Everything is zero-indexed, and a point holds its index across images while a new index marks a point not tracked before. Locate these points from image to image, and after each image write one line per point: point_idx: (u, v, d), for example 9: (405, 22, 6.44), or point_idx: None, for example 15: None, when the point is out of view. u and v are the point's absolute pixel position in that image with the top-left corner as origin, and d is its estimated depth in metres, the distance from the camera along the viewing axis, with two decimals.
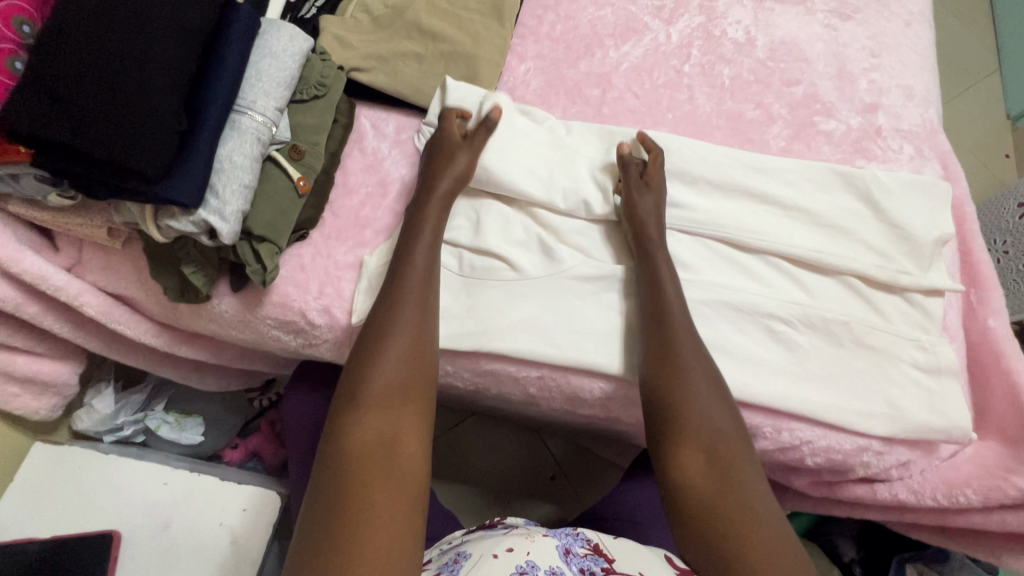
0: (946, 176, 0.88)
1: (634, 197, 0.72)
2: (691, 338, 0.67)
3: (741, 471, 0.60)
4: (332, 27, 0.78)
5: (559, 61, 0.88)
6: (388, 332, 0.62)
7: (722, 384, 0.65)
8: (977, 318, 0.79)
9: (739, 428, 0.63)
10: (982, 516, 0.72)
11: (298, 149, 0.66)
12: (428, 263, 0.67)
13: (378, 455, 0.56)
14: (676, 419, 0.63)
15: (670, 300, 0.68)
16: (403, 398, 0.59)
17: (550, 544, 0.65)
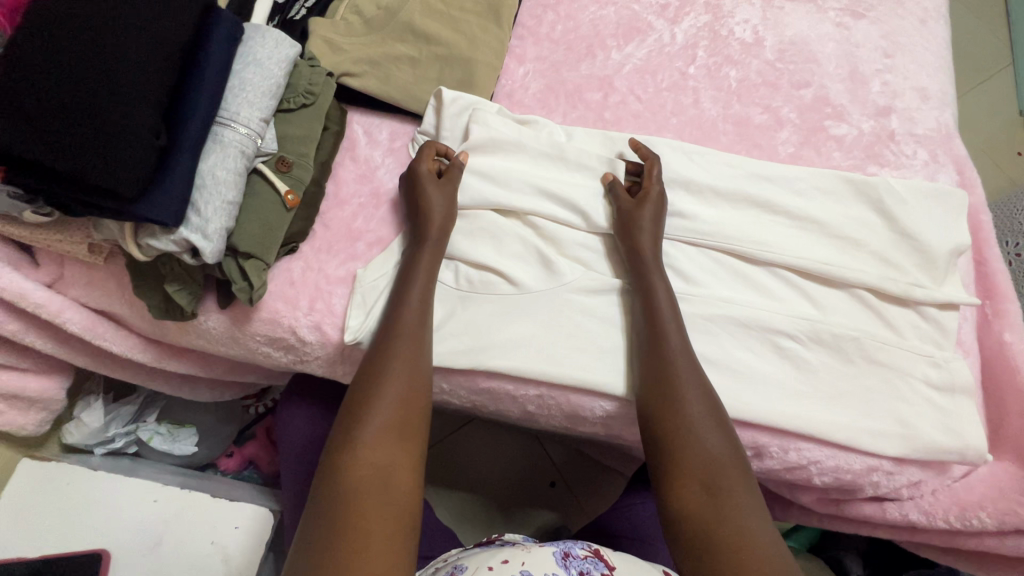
0: (962, 183, 0.84)
1: (628, 212, 0.70)
2: (691, 360, 0.64)
3: (744, 501, 0.57)
4: (322, 30, 0.75)
5: (559, 64, 0.85)
6: (386, 357, 0.61)
7: (721, 407, 0.63)
8: (993, 332, 0.77)
9: (740, 454, 0.60)
10: (995, 540, 0.70)
11: (285, 161, 0.63)
12: (427, 285, 0.65)
13: (371, 483, 0.54)
14: (675, 443, 0.61)
15: (665, 322, 0.65)
16: (399, 425, 0.58)
17: (548, 551, 0.63)
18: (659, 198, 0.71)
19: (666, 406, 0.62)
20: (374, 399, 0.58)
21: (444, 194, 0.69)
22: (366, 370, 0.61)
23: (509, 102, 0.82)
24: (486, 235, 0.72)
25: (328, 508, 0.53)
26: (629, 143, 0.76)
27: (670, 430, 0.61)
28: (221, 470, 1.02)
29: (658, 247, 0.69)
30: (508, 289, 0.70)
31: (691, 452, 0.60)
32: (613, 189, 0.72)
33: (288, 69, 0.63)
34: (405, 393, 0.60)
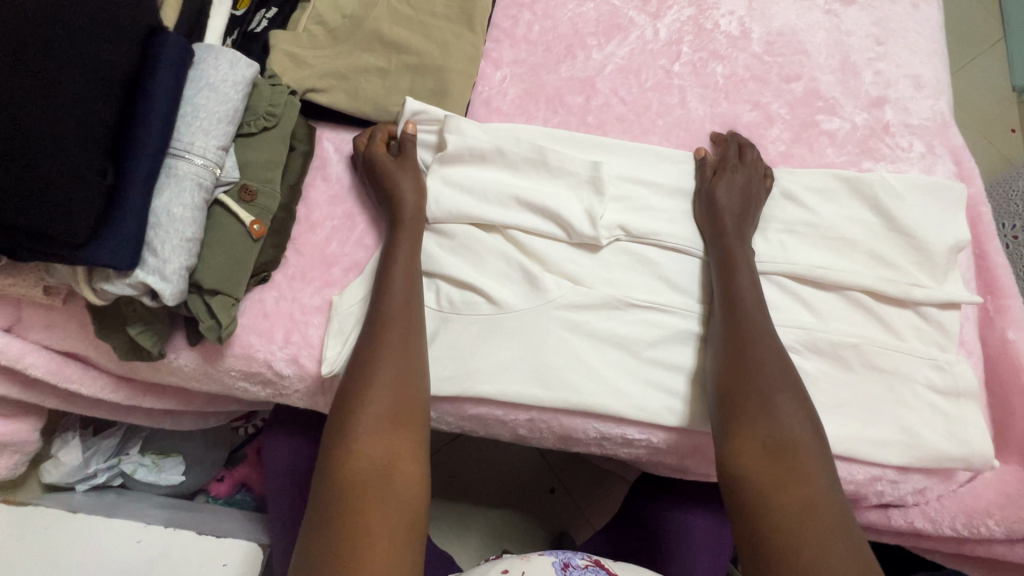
0: (959, 174, 0.82)
1: (709, 186, 0.71)
2: (766, 330, 0.62)
3: (817, 478, 0.53)
4: (284, 43, 0.70)
5: (538, 67, 0.80)
6: (375, 352, 0.58)
7: (799, 381, 0.60)
8: (995, 328, 0.75)
9: (816, 434, 0.56)
10: (1003, 547, 0.68)
11: (249, 190, 0.60)
12: (408, 282, 0.62)
13: (371, 483, 0.51)
14: (745, 403, 0.58)
15: (743, 290, 0.64)
16: (395, 416, 0.55)
17: (547, 561, 0.61)
18: (751, 173, 0.73)
19: (737, 374, 0.60)
20: (366, 397, 0.55)
21: (409, 176, 0.67)
22: (356, 366, 0.58)
23: (487, 110, 0.78)
24: (467, 253, 0.68)
25: (330, 510, 0.49)
26: (714, 135, 0.78)
27: (738, 397, 0.59)
28: (212, 495, 0.99)
29: (746, 222, 0.70)
30: (491, 310, 0.66)
31: (757, 422, 0.57)
32: (703, 164, 0.74)
33: (246, 90, 0.59)
34: (398, 387, 0.56)
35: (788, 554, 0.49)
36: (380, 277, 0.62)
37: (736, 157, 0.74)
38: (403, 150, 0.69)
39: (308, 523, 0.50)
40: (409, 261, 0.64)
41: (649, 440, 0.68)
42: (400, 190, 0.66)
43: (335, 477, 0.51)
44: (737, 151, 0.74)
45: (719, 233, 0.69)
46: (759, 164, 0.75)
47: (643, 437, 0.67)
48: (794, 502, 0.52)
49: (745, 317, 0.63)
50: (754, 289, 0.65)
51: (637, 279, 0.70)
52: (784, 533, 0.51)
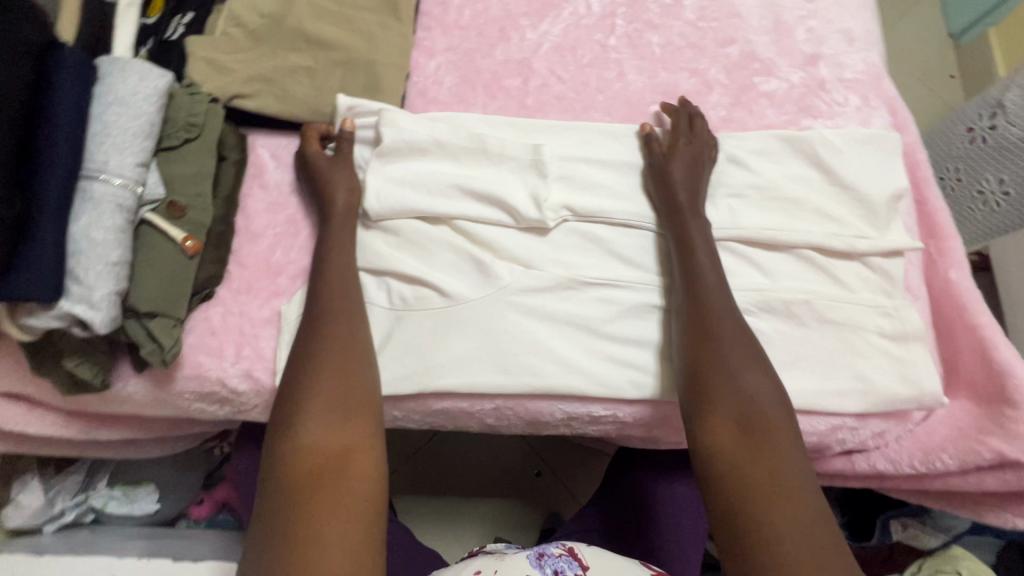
0: (894, 124, 0.84)
1: (662, 162, 0.71)
2: (727, 304, 0.63)
3: (781, 445, 0.55)
4: (201, 48, 0.67)
5: (472, 52, 0.79)
6: (319, 348, 0.58)
7: (763, 354, 0.61)
8: (938, 270, 0.78)
9: (781, 401, 0.58)
10: (959, 479, 0.69)
11: (177, 206, 0.57)
12: (343, 274, 0.63)
13: (324, 475, 0.50)
14: (708, 377, 0.59)
15: (702, 266, 0.65)
16: (344, 409, 0.55)
17: (522, 555, 0.61)
18: (700, 145, 0.73)
19: (703, 349, 0.61)
20: (314, 393, 0.55)
21: (343, 177, 0.66)
22: (300, 365, 0.57)
23: (424, 101, 0.76)
24: (415, 249, 0.67)
25: (279, 506, 0.49)
26: (664, 106, 0.77)
27: (706, 373, 0.60)
28: (193, 519, 1.00)
29: (702, 197, 0.70)
30: (442, 303, 0.65)
31: (721, 396, 0.58)
32: (650, 140, 0.73)
33: (160, 103, 0.57)
34: (348, 381, 0.57)
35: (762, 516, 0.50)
36: (318, 282, 0.62)
37: (687, 130, 0.73)
38: (339, 150, 0.68)
39: (258, 523, 0.49)
40: (343, 259, 0.64)
41: (615, 416, 0.68)
42: (333, 194, 0.65)
43: (285, 473, 0.51)
44: (687, 124, 0.74)
45: (674, 210, 0.69)
46: (705, 135, 0.74)
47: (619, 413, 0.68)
48: (766, 472, 0.53)
49: (705, 292, 0.64)
50: (714, 265, 0.65)
51: (589, 259, 0.70)
52: (757, 499, 0.51)
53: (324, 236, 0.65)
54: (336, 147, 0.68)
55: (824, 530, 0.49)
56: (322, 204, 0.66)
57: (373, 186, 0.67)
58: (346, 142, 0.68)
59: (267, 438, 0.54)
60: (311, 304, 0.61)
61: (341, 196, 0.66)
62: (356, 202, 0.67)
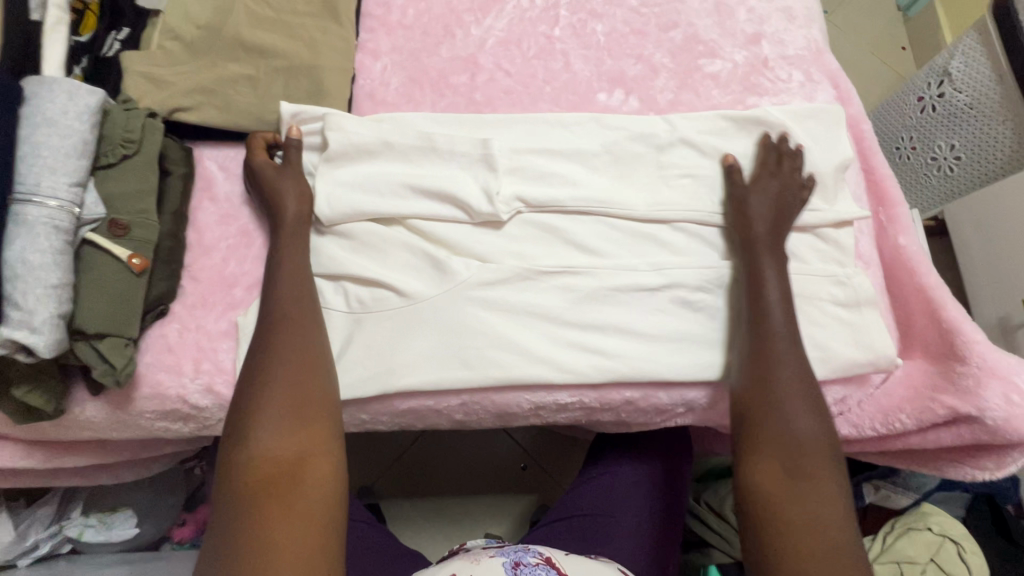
0: (838, 97, 0.86)
1: (742, 196, 0.72)
2: (794, 348, 0.65)
3: (825, 487, 0.59)
4: (137, 63, 0.66)
5: (418, 51, 0.79)
6: (275, 353, 0.59)
7: (819, 393, 0.63)
8: (889, 237, 0.79)
9: (831, 443, 0.61)
10: (918, 438, 0.70)
11: (119, 224, 0.57)
12: (296, 280, 0.63)
13: (279, 482, 0.53)
14: (765, 418, 0.62)
15: (771, 307, 0.66)
16: (298, 416, 0.56)
17: (497, 563, 0.60)
18: (786, 183, 0.73)
19: (759, 384, 0.64)
20: (269, 399, 0.56)
21: (292, 184, 0.66)
22: (254, 369, 0.58)
23: (372, 103, 0.76)
24: (370, 251, 0.68)
25: (235, 510, 0.51)
26: (759, 138, 0.77)
27: (758, 406, 0.63)
28: (176, 541, 1.00)
29: (780, 232, 0.71)
30: (401, 302, 0.66)
31: (773, 435, 0.62)
32: (732, 172, 0.74)
33: (92, 120, 0.56)
34: (304, 388, 0.58)
35: (783, 542, 0.56)
36: (270, 290, 0.62)
37: (772, 165, 0.74)
38: (286, 158, 0.67)
39: (214, 524, 0.52)
40: (295, 265, 0.64)
41: (581, 402, 0.69)
42: (282, 202, 0.65)
43: (240, 477, 0.53)
44: (774, 159, 0.75)
45: (749, 244, 0.70)
46: (795, 175, 0.74)
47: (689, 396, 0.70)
48: (799, 506, 0.58)
49: (771, 333, 0.65)
50: (782, 301, 0.66)
51: (546, 250, 0.71)
52: (779, 527, 0.57)
53: (276, 244, 0.65)
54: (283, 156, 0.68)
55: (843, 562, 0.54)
56: (271, 213, 0.66)
57: (324, 191, 0.67)
58: (292, 150, 0.67)
59: (221, 443, 0.56)
60: (264, 312, 0.61)
61: (292, 202, 0.65)
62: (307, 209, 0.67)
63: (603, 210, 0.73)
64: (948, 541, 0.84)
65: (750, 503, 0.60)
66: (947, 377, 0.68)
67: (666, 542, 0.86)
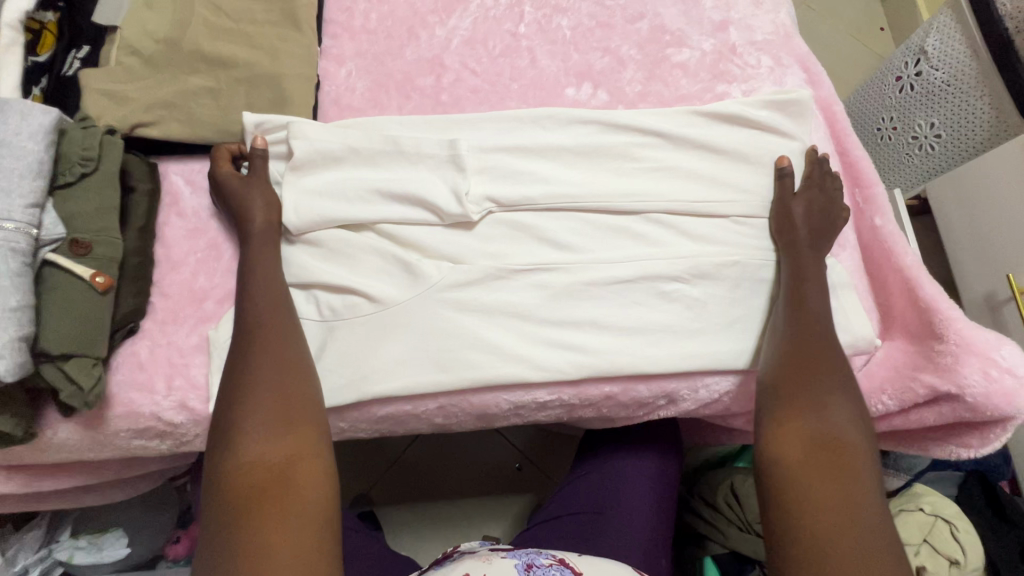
0: (809, 80, 0.85)
1: (787, 200, 0.73)
2: (831, 342, 0.66)
3: (861, 476, 0.58)
4: (96, 80, 0.66)
5: (382, 55, 0.78)
6: (251, 361, 0.58)
7: (856, 384, 0.64)
8: (865, 219, 0.79)
9: (865, 435, 0.61)
10: (901, 418, 0.70)
11: (80, 243, 0.56)
12: (272, 286, 0.62)
13: (268, 485, 0.52)
14: (800, 406, 0.63)
15: (810, 305, 0.67)
16: (284, 419, 0.56)
17: (510, 563, 0.62)
18: (831, 198, 0.75)
19: (798, 373, 0.64)
20: (248, 408, 0.55)
21: (260, 194, 0.66)
22: (232, 379, 0.57)
23: (338, 109, 0.76)
24: (340, 258, 0.67)
25: (226, 515, 0.51)
26: (807, 153, 0.78)
27: (797, 392, 0.63)
28: (172, 559, 0.97)
29: (824, 238, 0.72)
30: (373, 309, 0.65)
31: (806, 422, 0.62)
32: (784, 175, 0.75)
33: (47, 140, 0.56)
34: (287, 391, 0.57)
35: (814, 524, 0.55)
36: (243, 297, 0.61)
37: (818, 178, 0.75)
38: (252, 168, 0.66)
39: (205, 531, 0.52)
40: (271, 271, 0.64)
41: (560, 399, 0.69)
42: (248, 213, 0.65)
43: (227, 487, 0.52)
44: (821, 173, 0.76)
45: (793, 245, 0.71)
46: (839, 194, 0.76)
47: (714, 385, 0.71)
48: (831, 489, 0.57)
49: (809, 328, 0.66)
50: (822, 299, 0.67)
51: (518, 248, 0.70)
52: (809, 511, 0.56)
53: (244, 255, 0.64)
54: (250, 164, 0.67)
55: (878, 543, 0.53)
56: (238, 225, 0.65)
57: (294, 199, 0.67)
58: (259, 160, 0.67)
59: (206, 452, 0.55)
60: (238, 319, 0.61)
61: (259, 215, 0.65)
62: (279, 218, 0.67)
63: (575, 207, 0.72)
64: (940, 521, 0.84)
65: (778, 489, 0.59)
66: (927, 356, 0.68)
67: (656, 534, 0.85)
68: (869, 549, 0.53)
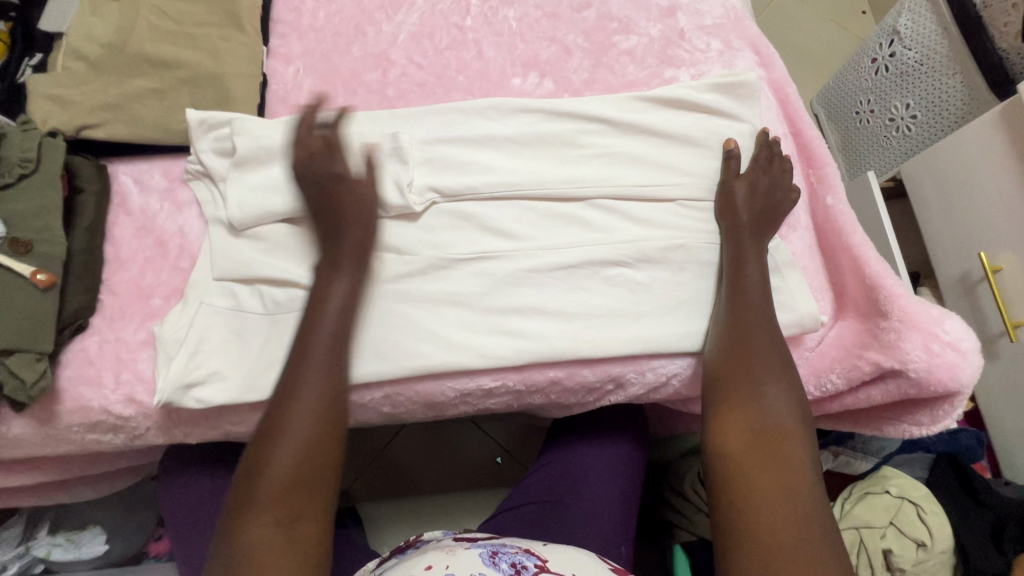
0: (760, 63, 0.85)
1: (731, 180, 0.73)
2: (770, 328, 0.66)
3: (797, 463, 0.57)
4: (43, 86, 0.68)
5: (329, 53, 0.79)
6: (293, 406, 0.57)
7: (794, 371, 0.64)
8: (818, 199, 0.78)
9: (802, 420, 0.60)
10: (852, 397, 0.69)
11: (22, 242, 0.59)
12: (337, 315, 0.61)
13: (277, 528, 0.53)
14: (735, 396, 0.62)
15: (750, 291, 0.67)
16: (310, 463, 0.56)
17: (474, 553, 0.59)
18: (777, 181, 0.74)
19: (736, 363, 0.64)
20: (279, 444, 0.55)
21: (364, 197, 0.66)
22: (276, 406, 0.57)
23: (285, 107, 0.77)
24: (284, 251, 0.68)
25: (236, 547, 0.52)
26: (757, 135, 0.77)
27: (735, 382, 0.63)
28: (154, 555, 1.01)
29: (765, 223, 0.72)
30: None
31: (743, 411, 0.61)
32: (731, 157, 0.74)
33: None
34: (322, 434, 0.57)
35: (755, 515, 0.54)
36: (312, 318, 0.61)
37: (764, 162, 0.75)
38: (361, 156, 0.67)
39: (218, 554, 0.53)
40: (344, 297, 0.63)
41: (505, 386, 0.69)
42: (340, 198, 0.65)
43: (244, 519, 0.53)
44: (767, 156, 0.76)
45: (735, 228, 0.71)
46: (787, 177, 0.76)
47: (662, 368, 0.70)
48: (771, 481, 0.55)
49: (749, 314, 0.66)
50: (761, 283, 0.68)
51: (462, 237, 0.71)
52: (751, 504, 0.54)
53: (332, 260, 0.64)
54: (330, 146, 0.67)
55: (815, 534, 0.51)
56: (332, 206, 0.66)
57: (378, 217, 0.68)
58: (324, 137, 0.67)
59: (238, 475, 0.56)
60: (298, 340, 0.61)
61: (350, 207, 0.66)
62: (366, 211, 0.67)
63: (520, 196, 0.73)
64: (906, 503, 0.83)
65: (721, 482, 0.58)
66: (875, 333, 0.67)
67: (624, 523, 0.85)
68: (809, 541, 0.51)
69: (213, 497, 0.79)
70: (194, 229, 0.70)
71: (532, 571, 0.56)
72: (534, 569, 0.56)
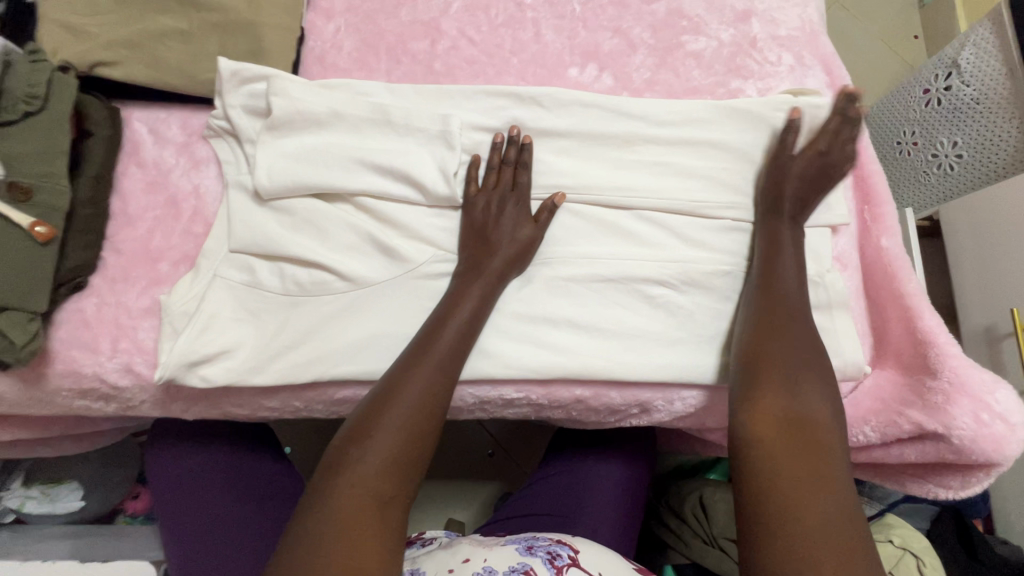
0: (831, 84, 0.79)
1: (784, 155, 0.69)
2: (799, 306, 0.61)
3: (831, 453, 0.51)
4: (57, 12, 0.62)
5: (374, 13, 0.73)
6: (401, 398, 0.55)
7: (823, 354, 0.58)
8: (871, 238, 0.73)
9: (835, 411, 0.54)
10: (882, 451, 0.67)
11: (23, 188, 0.53)
12: (474, 312, 0.60)
13: (364, 515, 0.49)
14: (765, 369, 0.56)
15: (783, 276, 0.63)
16: (406, 455, 0.53)
17: (510, 546, 0.60)
18: (836, 155, 0.69)
19: (765, 358, 0.57)
20: (383, 430, 0.54)
21: (513, 223, 0.64)
22: (384, 393, 0.56)
23: (321, 68, 0.71)
24: (310, 229, 0.63)
25: (322, 524, 0.49)
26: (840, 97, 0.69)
27: (763, 366, 0.57)
28: (130, 513, 0.97)
29: (811, 202, 0.68)
30: (345, 288, 0.61)
31: (777, 389, 0.55)
32: (790, 128, 0.69)
33: None
34: (422, 428, 0.55)
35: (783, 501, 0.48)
36: (437, 322, 0.59)
37: (829, 133, 0.69)
38: (516, 184, 0.65)
39: (298, 527, 0.49)
40: (481, 303, 0.61)
41: (528, 398, 0.66)
42: (501, 218, 0.64)
43: (336, 499, 0.50)
44: (837, 128, 0.69)
45: (772, 210, 0.67)
46: (847, 149, 0.69)
47: (691, 399, 0.67)
48: (807, 470, 0.49)
49: (781, 290, 0.62)
50: (795, 268, 0.64)
51: None
52: (787, 495, 0.48)
53: (462, 266, 0.62)
54: (507, 164, 0.66)
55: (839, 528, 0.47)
56: (478, 232, 0.64)
57: (531, 259, 0.65)
58: (519, 154, 0.66)
59: (330, 454, 0.54)
60: (423, 335, 0.59)
61: (525, 236, 0.64)
62: (524, 253, 0.64)
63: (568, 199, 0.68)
64: (908, 554, 0.81)
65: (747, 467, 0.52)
66: (918, 390, 0.64)
67: (621, 541, 0.82)
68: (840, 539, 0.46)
69: (202, 471, 0.76)
70: (212, 190, 0.65)
71: (566, 560, 0.57)
72: (568, 560, 0.57)
